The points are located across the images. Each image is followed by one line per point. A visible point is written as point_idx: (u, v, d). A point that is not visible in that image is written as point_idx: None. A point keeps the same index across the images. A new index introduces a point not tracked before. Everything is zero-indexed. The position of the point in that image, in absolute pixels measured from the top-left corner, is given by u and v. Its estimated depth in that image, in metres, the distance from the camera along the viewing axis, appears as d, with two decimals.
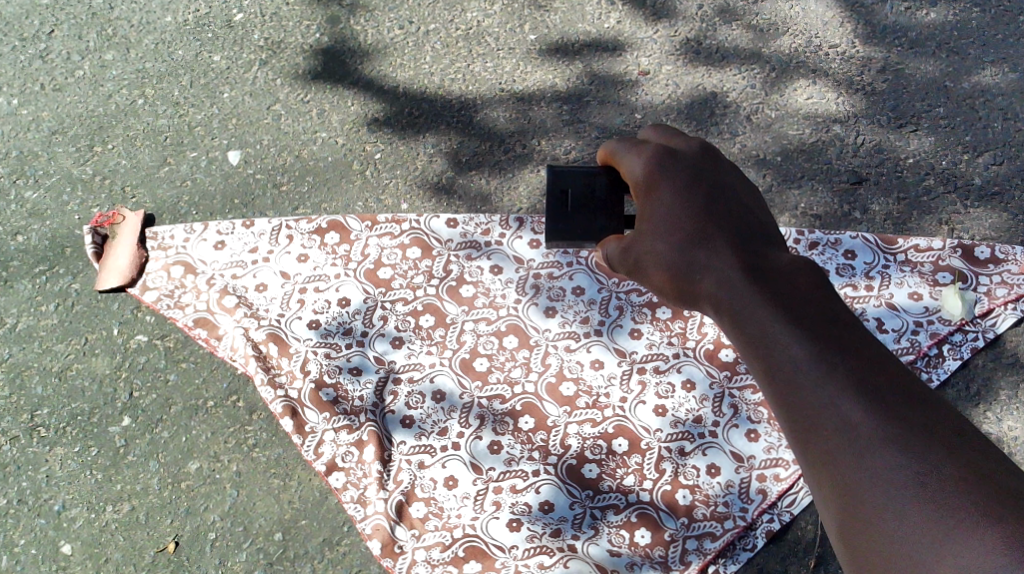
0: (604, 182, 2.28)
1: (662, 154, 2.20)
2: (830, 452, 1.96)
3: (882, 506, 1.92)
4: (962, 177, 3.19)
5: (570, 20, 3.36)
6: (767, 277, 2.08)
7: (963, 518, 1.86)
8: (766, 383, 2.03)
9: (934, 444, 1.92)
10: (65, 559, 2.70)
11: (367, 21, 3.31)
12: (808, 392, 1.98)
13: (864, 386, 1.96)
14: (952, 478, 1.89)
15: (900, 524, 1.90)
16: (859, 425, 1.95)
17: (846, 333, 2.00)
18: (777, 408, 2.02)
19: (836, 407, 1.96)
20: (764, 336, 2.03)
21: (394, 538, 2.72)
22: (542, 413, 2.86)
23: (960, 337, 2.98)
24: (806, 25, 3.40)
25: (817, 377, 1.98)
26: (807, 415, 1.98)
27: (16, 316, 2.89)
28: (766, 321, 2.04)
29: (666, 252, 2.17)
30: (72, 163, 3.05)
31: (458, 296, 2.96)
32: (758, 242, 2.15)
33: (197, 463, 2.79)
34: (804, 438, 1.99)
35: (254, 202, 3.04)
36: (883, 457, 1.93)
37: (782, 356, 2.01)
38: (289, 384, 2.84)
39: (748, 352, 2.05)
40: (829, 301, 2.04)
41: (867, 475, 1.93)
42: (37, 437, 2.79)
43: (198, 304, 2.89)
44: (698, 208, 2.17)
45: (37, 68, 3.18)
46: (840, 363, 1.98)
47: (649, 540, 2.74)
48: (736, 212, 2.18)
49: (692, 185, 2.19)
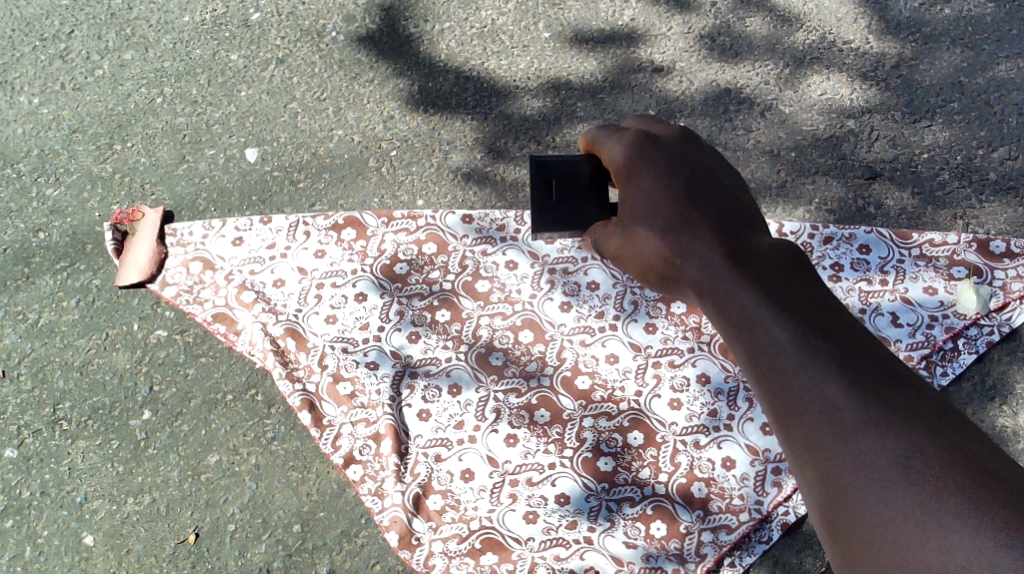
0: (587, 169, 2.42)
1: (643, 141, 2.31)
2: (811, 432, 2.01)
3: (865, 488, 1.96)
4: (976, 172, 3.20)
5: (584, 17, 3.37)
6: (747, 259, 2.14)
7: (945, 500, 1.91)
8: (747, 365, 2.08)
9: (915, 425, 1.96)
10: (88, 550, 2.75)
11: (383, 20, 3.33)
12: (788, 371, 2.03)
13: (842, 365, 2.01)
14: (934, 461, 1.94)
15: (883, 506, 1.95)
16: (838, 403, 1.99)
17: (824, 314, 2.06)
18: (758, 388, 2.07)
19: (816, 387, 2.01)
20: (744, 318, 2.09)
21: (411, 530, 2.76)
22: (557, 407, 2.88)
23: (975, 331, 2.99)
24: (821, 21, 3.40)
25: (796, 356, 2.03)
26: (787, 395, 2.03)
27: (38, 312, 2.93)
28: (746, 304, 2.09)
29: (649, 237, 2.25)
30: (93, 161, 3.09)
31: (473, 291, 2.99)
32: (740, 227, 2.22)
33: (217, 456, 2.82)
34: (784, 418, 2.03)
35: (272, 199, 3.08)
36: (862, 436, 1.97)
37: (762, 337, 2.06)
38: (306, 378, 2.88)
39: (728, 332, 2.11)
40: (807, 283, 2.10)
41: (849, 456, 1.98)
42: (60, 430, 2.83)
43: (217, 299, 2.93)
44: (679, 193, 2.25)
45: (58, 68, 3.21)
46: (819, 341, 2.03)
47: (664, 532, 2.77)
48: (718, 197, 2.25)
49: (673, 170, 2.28)
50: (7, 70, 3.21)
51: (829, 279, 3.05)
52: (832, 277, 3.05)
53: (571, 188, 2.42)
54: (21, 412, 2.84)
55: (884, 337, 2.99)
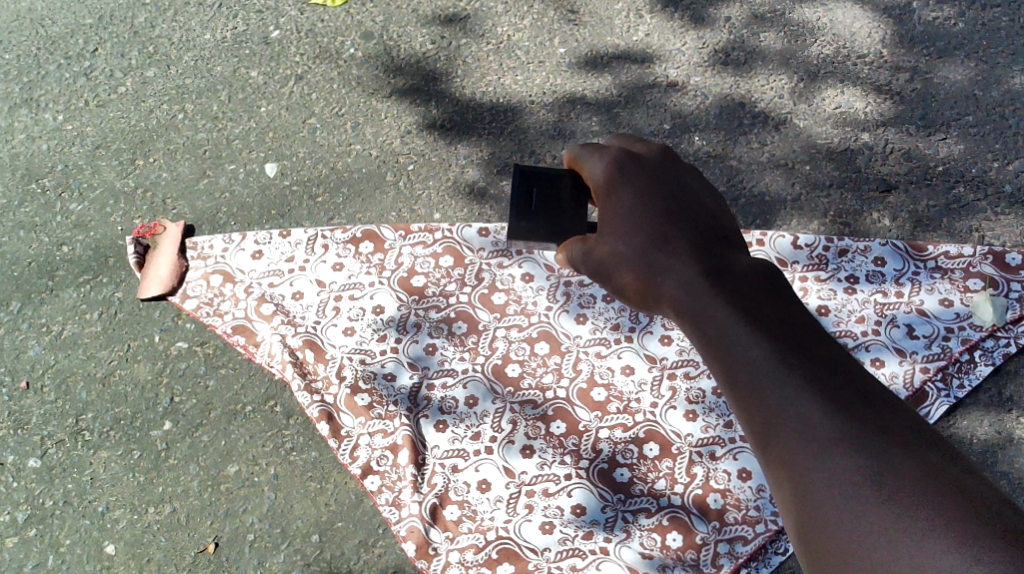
0: (568, 184, 2.47)
1: (622, 159, 2.36)
2: (788, 449, 2.03)
3: (841, 507, 1.97)
4: (991, 185, 3.21)
5: (599, 33, 3.41)
6: (724, 277, 2.18)
7: (919, 516, 1.92)
8: (724, 383, 2.10)
9: (891, 442, 1.98)
10: (109, 559, 2.78)
11: (400, 37, 3.37)
12: (767, 389, 2.05)
13: (819, 385, 2.03)
14: (909, 478, 1.95)
15: (858, 522, 1.95)
16: (816, 423, 2.02)
17: (801, 333, 2.09)
18: (737, 409, 2.09)
19: (793, 405, 2.03)
20: (722, 336, 2.11)
21: (428, 540, 2.78)
22: (574, 418, 2.91)
23: (992, 343, 3.00)
24: (834, 37, 3.42)
25: (773, 374, 2.05)
26: (764, 413, 2.05)
27: (61, 324, 2.98)
28: (724, 321, 2.12)
29: (628, 252, 2.29)
30: (115, 176, 3.14)
31: (490, 303, 3.02)
32: (717, 245, 2.25)
33: (236, 466, 2.86)
34: (762, 435, 2.06)
35: (291, 212, 3.12)
36: (840, 456, 1.99)
37: (740, 354, 2.09)
38: (324, 390, 2.91)
39: (708, 353, 2.13)
40: (782, 302, 2.14)
41: (824, 474, 1.99)
42: (82, 440, 2.87)
43: (236, 311, 2.96)
44: (658, 212, 2.30)
45: (82, 86, 3.26)
46: (797, 361, 2.06)
47: (680, 543, 2.78)
48: (696, 216, 2.29)
49: (652, 187, 2.32)
50: (32, 87, 3.26)
51: (845, 291, 3.06)
52: (848, 289, 3.06)
53: (550, 200, 2.48)
54: (44, 423, 2.88)
55: (901, 349, 3.00)
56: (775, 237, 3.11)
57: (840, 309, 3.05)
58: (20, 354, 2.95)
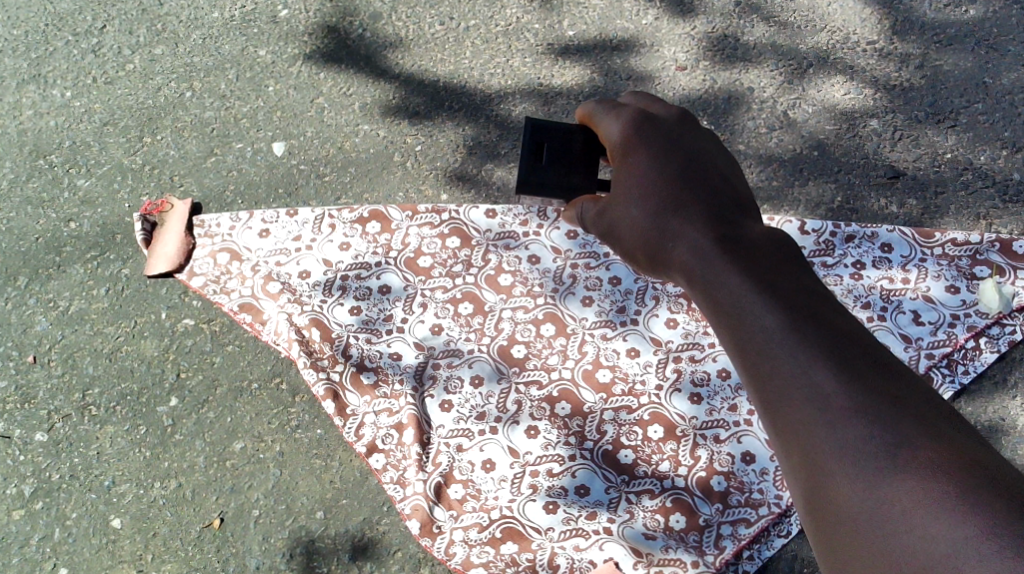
0: (579, 139, 2.45)
1: (638, 120, 2.33)
2: (799, 418, 2.03)
3: (851, 476, 1.98)
4: (1000, 173, 3.22)
5: (608, 16, 3.40)
6: (737, 245, 2.17)
7: (931, 487, 1.93)
8: (734, 350, 2.10)
9: (903, 413, 1.99)
10: (115, 533, 2.80)
11: (409, 17, 3.37)
12: (779, 357, 2.05)
13: (831, 354, 2.03)
14: (922, 449, 1.96)
15: (868, 491, 1.97)
16: (828, 392, 2.01)
17: (814, 301, 2.08)
18: (746, 376, 2.09)
19: (806, 374, 2.03)
20: (734, 305, 2.11)
21: (433, 518, 2.79)
22: (578, 399, 2.92)
23: (997, 331, 3.01)
24: (845, 22, 3.41)
25: (786, 343, 2.05)
26: (775, 382, 2.05)
27: (68, 300, 2.99)
28: (737, 289, 2.11)
29: (640, 216, 2.29)
30: (123, 153, 3.14)
31: (496, 285, 3.02)
32: (732, 214, 2.25)
33: (242, 443, 2.86)
34: (772, 403, 2.05)
35: (298, 191, 3.13)
36: (851, 426, 1.99)
37: (752, 321, 2.08)
38: (330, 368, 2.90)
39: (718, 320, 2.13)
40: (796, 271, 2.13)
41: (834, 443, 2.00)
42: (89, 415, 2.88)
43: (243, 290, 2.96)
44: (673, 176, 2.29)
45: (90, 63, 3.26)
46: (810, 330, 2.05)
47: (683, 524, 2.80)
48: (711, 181, 2.29)
49: (668, 151, 2.31)
50: (40, 63, 3.26)
51: (851, 276, 3.06)
52: (854, 275, 3.06)
53: (561, 156, 2.45)
54: (51, 398, 2.89)
55: (906, 335, 3.00)
56: (782, 221, 3.11)
57: (846, 295, 3.05)
58: (27, 330, 2.96)
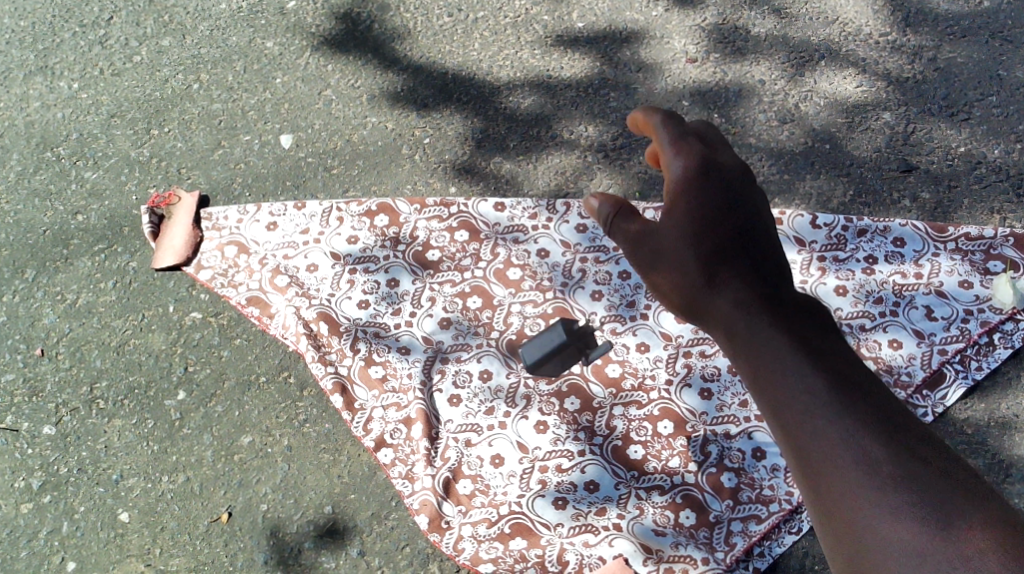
0: None
1: (704, 160, 2.19)
2: (830, 481, 1.96)
3: (881, 537, 1.92)
4: (1014, 167, 3.18)
5: (619, 8, 3.44)
6: (784, 308, 2.07)
7: (958, 541, 1.88)
8: (770, 415, 2.01)
9: (926, 466, 1.94)
10: (123, 526, 2.73)
11: (417, 9, 3.41)
12: (817, 422, 1.97)
13: (867, 418, 1.96)
14: (947, 500, 1.91)
15: (897, 550, 1.90)
16: (860, 453, 1.95)
17: (850, 365, 2.01)
18: (781, 441, 2.01)
19: (838, 437, 1.96)
20: (775, 371, 2.02)
21: (441, 513, 2.75)
22: (588, 394, 2.90)
23: (1011, 326, 2.96)
24: (856, 15, 3.43)
25: (827, 410, 1.97)
26: (811, 447, 1.97)
27: (76, 292, 2.97)
28: (783, 358, 2.01)
29: (682, 262, 2.17)
30: (130, 145, 3.14)
31: (505, 279, 3.01)
32: (776, 271, 2.13)
33: (250, 437, 2.82)
34: (806, 467, 1.97)
35: (306, 184, 3.11)
36: (878, 485, 1.93)
37: (792, 387, 1.99)
38: (338, 362, 2.89)
39: (755, 385, 2.04)
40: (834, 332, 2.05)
41: (863, 504, 1.93)
42: (97, 408, 2.85)
43: (251, 283, 2.95)
44: (723, 225, 2.16)
45: (97, 54, 3.30)
46: (846, 394, 1.98)
47: (693, 521, 2.76)
48: (759, 237, 2.16)
49: (722, 198, 2.18)
50: (47, 55, 3.31)
51: (863, 270, 3.04)
52: (866, 269, 3.03)
53: None
54: (58, 391, 2.86)
55: (918, 330, 2.96)
56: (794, 215, 3.09)
57: (858, 289, 3.02)
58: (35, 323, 2.94)
